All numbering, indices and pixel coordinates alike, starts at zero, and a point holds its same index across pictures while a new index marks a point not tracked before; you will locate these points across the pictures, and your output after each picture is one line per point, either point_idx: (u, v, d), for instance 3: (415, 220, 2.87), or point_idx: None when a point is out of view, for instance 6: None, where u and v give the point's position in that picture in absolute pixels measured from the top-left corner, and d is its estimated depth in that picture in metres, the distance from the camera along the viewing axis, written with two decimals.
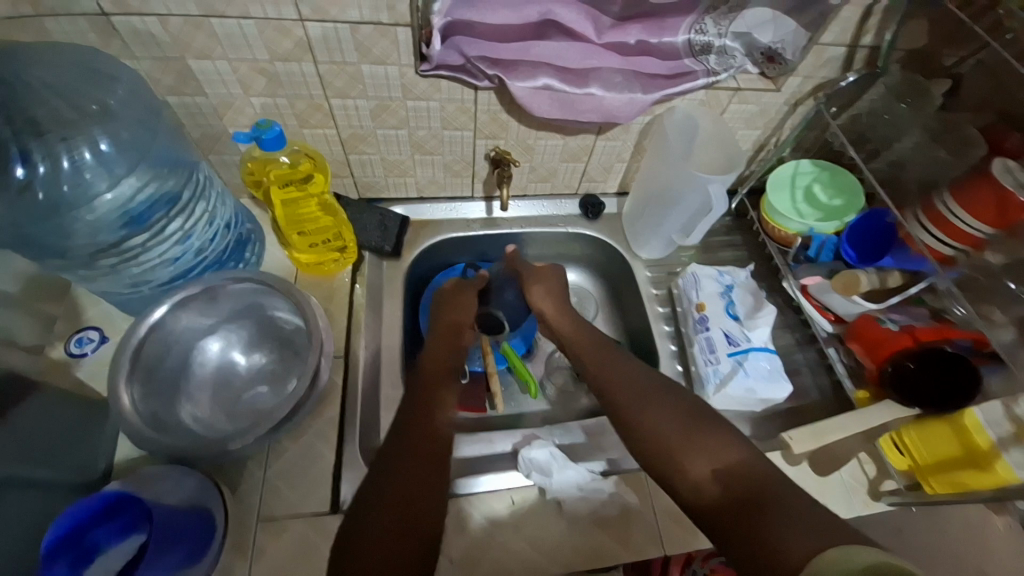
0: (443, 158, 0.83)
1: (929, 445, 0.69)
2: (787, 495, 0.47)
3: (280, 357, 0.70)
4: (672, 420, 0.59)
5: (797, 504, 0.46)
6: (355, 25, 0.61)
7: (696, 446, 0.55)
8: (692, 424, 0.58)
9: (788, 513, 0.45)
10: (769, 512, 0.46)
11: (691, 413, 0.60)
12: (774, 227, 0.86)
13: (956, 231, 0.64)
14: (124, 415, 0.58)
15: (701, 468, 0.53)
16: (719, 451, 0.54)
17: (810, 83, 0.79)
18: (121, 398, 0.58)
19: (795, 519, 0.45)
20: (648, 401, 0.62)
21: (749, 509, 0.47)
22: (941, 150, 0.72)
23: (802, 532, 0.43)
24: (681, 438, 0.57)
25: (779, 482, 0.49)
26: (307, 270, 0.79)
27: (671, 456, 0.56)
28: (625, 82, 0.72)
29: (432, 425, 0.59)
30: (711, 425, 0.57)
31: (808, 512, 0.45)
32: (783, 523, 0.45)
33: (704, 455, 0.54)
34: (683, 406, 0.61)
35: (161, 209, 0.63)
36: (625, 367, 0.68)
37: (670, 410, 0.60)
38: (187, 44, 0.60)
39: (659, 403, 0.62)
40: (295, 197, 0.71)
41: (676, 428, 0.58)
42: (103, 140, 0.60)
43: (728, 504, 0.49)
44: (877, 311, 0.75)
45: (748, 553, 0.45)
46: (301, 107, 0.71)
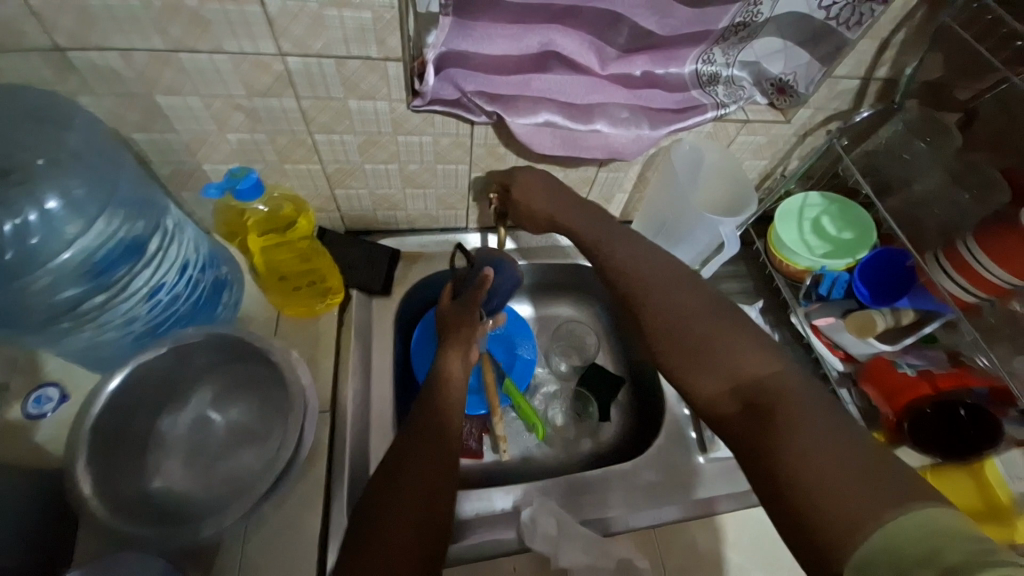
0: (436, 191, 0.78)
1: (951, 493, 0.66)
2: (808, 411, 0.43)
3: (259, 413, 0.64)
4: (688, 318, 0.55)
5: (820, 422, 0.42)
6: (341, 60, 0.57)
7: (713, 354, 0.51)
8: (714, 323, 0.53)
9: (811, 433, 0.41)
10: (788, 434, 0.42)
11: (716, 311, 0.55)
12: (781, 260, 0.81)
13: (983, 282, 0.61)
14: (88, 509, 0.51)
15: (714, 379, 0.50)
16: (735, 359, 0.50)
17: (820, 115, 0.76)
18: (83, 487, 0.52)
19: (820, 442, 0.40)
20: (666, 295, 0.58)
21: (763, 424, 0.44)
22: (961, 192, 0.68)
23: (827, 457, 0.39)
24: (699, 335, 0.53)
25: (799, 392, 0.45)
26: (290, 314, 0.73)
27: (682, 365, 0.53)
28: (632, 117, 0.68)
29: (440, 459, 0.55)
30: (732, 326, 0.53)
31: (837, 436, 0.40)
32: (802, 445, 0.40)
33: (719, 364, 0.50)
34: (702, 309, 0.55)
35: (126, 265, 0.56)
36: (637, 254, 0.63)
37: (686, 306, 0.56)
38: (154, 79, 0.55)
39: (674, 303, 0.57)
40: (276, 242, 0.69)
41: (690, 328, 0.54)
42: (51, 198, 0.51)
43: (746, 414, 0.46)
44: (890, 354, 0.73)
45: (759, 471, 0.42)
46: (282, 143, 0.66)
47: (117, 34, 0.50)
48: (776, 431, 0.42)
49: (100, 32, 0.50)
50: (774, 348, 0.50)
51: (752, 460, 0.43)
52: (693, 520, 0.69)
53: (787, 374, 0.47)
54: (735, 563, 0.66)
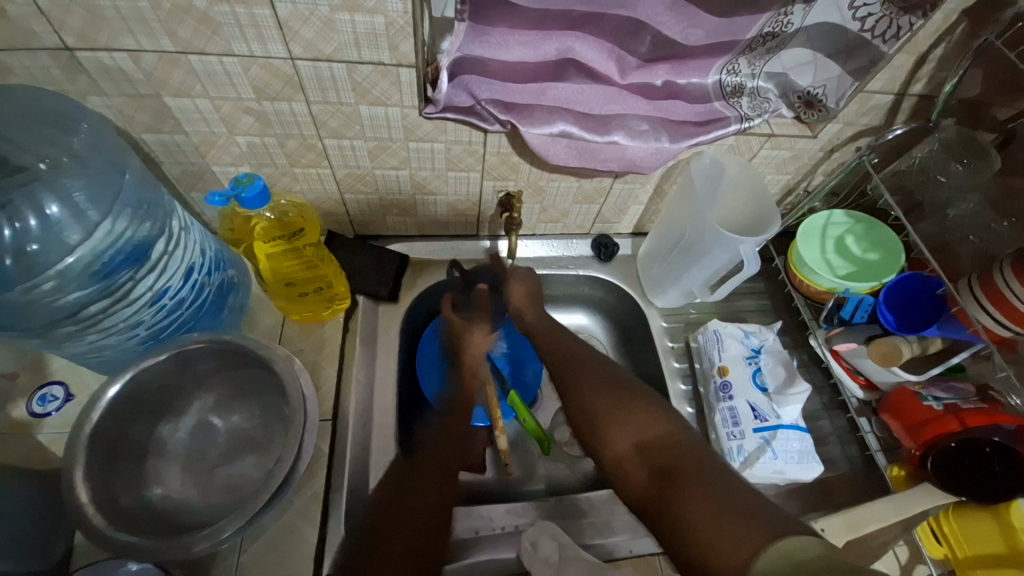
0: (447, 198, 0.76)
1: (971, 536, 0.63)
2: (705, 473, 0.46)
3: (260, 422, 0.64)
4: (597, 404, 0.58)
5: (715, 477, 0.45)
6: (353, 64, 0.55)
7: (622, 423, 0.55)
8: (620, 407, 0.56)
9: (706, 486, 0.44)
10: (689, 488, 0.45)
11: (622, 395, 0.58)
12: (802, 280, 0.78)
13: (1020, 316, 0.58)
14: (84, 516, 0.50)
15: (625, 443, 0.53)
16: (641, 425, 0.53)
17: (850, 130, 0.72)
18: (80, 494, 0.51)
19: (712, 495, 0.43)
20: (579, 386, 0.61)
21: (666, 481, 0.47)
22: (998, 221, 0.67)
23: (716, 509, 0.42)
24: (607, 421, 0.55)
25: (698, 458, 0.48)
26: (296, 319, 0.72)
27: (599, 435, 0.56)
28: (651, 129, 0.65)
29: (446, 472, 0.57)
30: (638, 397, 0.57)
31: (730, 489, 0.44)
32: (695, 496, 0.44)
33: (629, 431, 0.54)
34: (615, 384, 0.60)
35: (127, 270, 0.55)
36: (567, 347, 0.67)
37: (598, 392, 0.59)
38: (163, 80, 0.55)
39: (589, 379, 0.61)
40: (282, 249, 0.67)
41: (605, 413, 0.56)
42: (52, 203, 0.52)
43: (653, 491, 0.47)
44: (915, 384, 0.69)
45: (669, 539, 0.44)
46: (292, 146, 0.64)
47: (126, 36, 0.50)
48: (676, 488, 0.45)
49: (109, 33, 0.49)
50: (673, 420, 0.53)
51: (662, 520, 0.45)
52: None
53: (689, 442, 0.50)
54: None
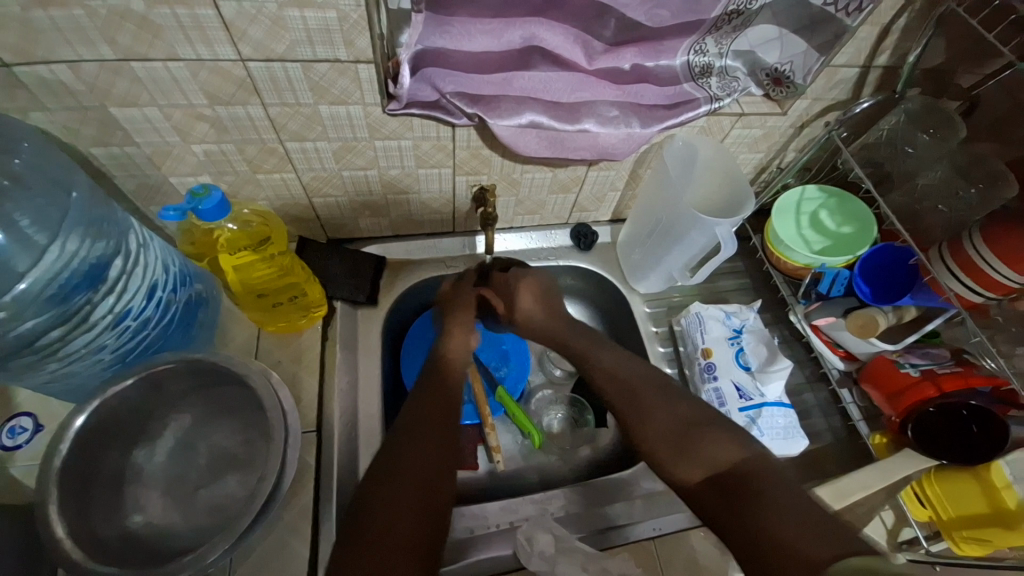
0: (419, 196, 0.75)
1: (954, 498, 0.65)
2: (779, 490, 0.48)
3: (244, 439, 0.62)
4: (658, 417, 0.59)
5: (792, 501, 0.47)
6: (308, 63, 0.53)
7: (692, 445, 0.55)
8: (680, 420, 0.58)
9: (788, 509, 0.46)
10: (768, 512, 0.46)
11: (683, 407, 0.59)
12: (779, 258, 0.79)
13: (991, 282, 0.59)
14: (62, 552, 0.48)
15: (696, 466, 0.54)
16: (712, 448, 0.54)
17: (819, 105, 0.73)
18: (55, 529, 0.49)
19: (795, 517, 0.45)
20: (633, 402, 0.62)
21: (744, 504, 0.48)
22: (969, 188, 0.67)
23: (803, 533, 0.44)
24: (670, 436, 0.57)
25: (766, 475, 0.50)
26: (273, 330, 0.70)
27: (666, 457, 0.56)
28: (621, 115, 0.64)
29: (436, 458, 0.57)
30: (704, 419, 0.57)
31: (807, 507, 0.46)
32: (778, 518, 0.46)
33: (700, 453, 0.54)
34: (682, 405, 0.60)
35: (84, 292, 0.53)
36: (611, 357, 0.67)
37: (656, 406, 0.60)
38: (106, 90, 0.52)
39: (651, 397, 0.61)
40: (251, 259, 0.64)
41: (667, 426, 0.58)
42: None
43: (724, 501, 0.50)
44: (894, 354, 0.70)
45: (741, 548, 0.46)
46: (252, 152, 0.62)
47: (61, 45, 0.47)
48: (757, 511, 0.47)
49: (43, 44, 0.46)
50: (738, 436, 0.55)
51: (743, 541, 0.46)
52: (696, 528, 0.67)
53: (757, 459, 0.52)
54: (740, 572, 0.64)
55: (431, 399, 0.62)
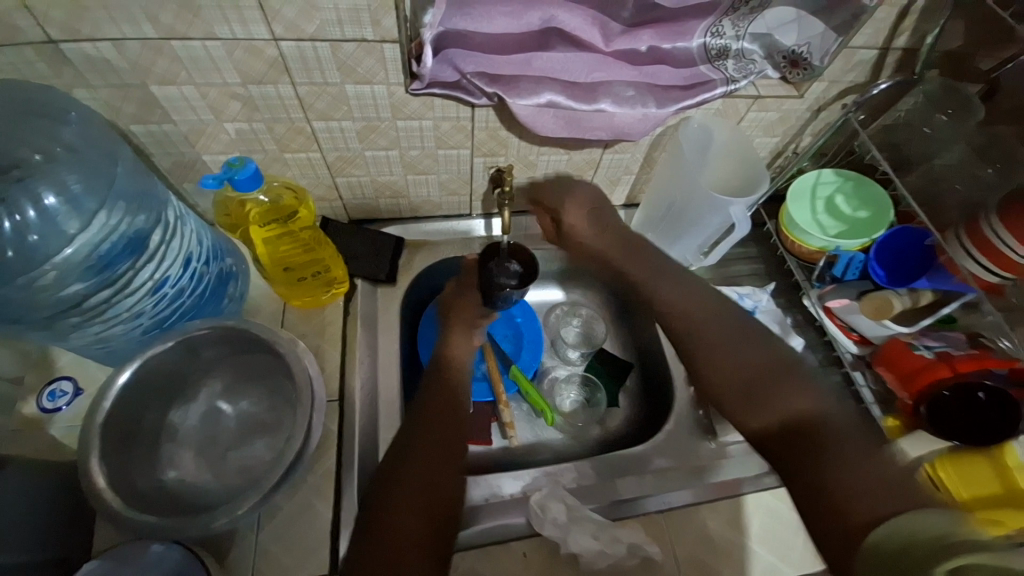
0: (438, 176, 0.77)
1: (968, 478, 0.61)
2: (850, 447, 0.49)
3: (269, 405, 0.65)
4: (738, 363, 0.60)
5: (857, 448, 0.49)
6: (336, 43, 0.55)
7: (767, 397, 0.56)
8: (759, 366, 0.58)
9: (857, 464, 0.48)
10: (829, 458, 0.49)
11: (775, 362, 0.58)
12: (793, 241, 0.79)
13: (1006, 263, 0.58)
14: (103, 501, 0.51)
15: (763, 412, 0.56)
16: (792, 397, 0.55)
17: (836, 88, 0.73)
18: (97, 479, 0.52)
19: (862, 475, 0.47)
20: (709, 342, 0.62)
21: (820, 444, 0.50)
22: (987, 167, 0.66)
23: (859, 471, 0.47)
24: (741, 383, 0.58)
25: (843, 435, 0.51)
26: (297, 304, 0.73)
27: (732, 403, 0.59)
28: (638, 95, 0.65)
29: (442, 454, 0.58)
30: (791, 377, 0.57)
31: (864, 465, 0.48)
32: (847, 470, 0.48)
33: (767, 404, 0.56)
34: (786, 364, 0.58)
35: (127, 259, 0.56)
36: (685, 299, 0.66)
37: (743, 353, 0.60)
38: (147, 68, 0.54)
39: (733, 354, 0.60)
40: (278, 233, 0.68)
41: (738, 370, 0.59)
42: (48, 193, 0.51)
43: (787, 441, 0.53)
44: (907, 336, 0.70)
45: (807, 496, 0.49)
46: (281, 131, 0.65)
47: (107, 24, 0.50)
48: (825, 469, 0.49)
49: (89, 22, 0.49)
50: (824, 395, 0.55)
51: (801, 484, 0.50)
52: (706, 503, 0.68)
53: (847, 421, 0.52)
54: (748, 545, 0.66)
55: (433, 394, 0.64)
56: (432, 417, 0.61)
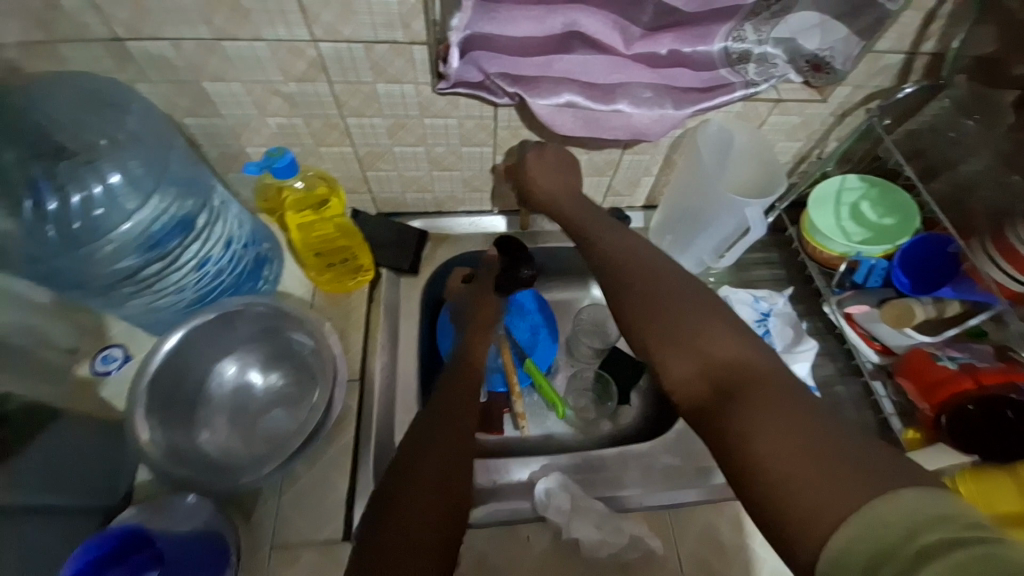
0: (462, 173, 0.80)
1: (989, 493, 0.58)
2: (780, 396, 0.38)
3: (296, 379, 0.70)
4: (667, 304, 0.49)
5: (792, 401, 0.38)
6: (370, 44, 0.59)
7: (693, 339, 0.45)
8: (690, 309, 0.48)
9: (782, 416, 0.37)
10: (752, 410, 0.38)
11: (705, 305, 0.48)
12: (815, 247, 0.78)
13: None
14: (144, 450, 0.58)
15: (688, 359, 0.45)
16: (722, 342, 0.45)
17: (861, 93, 0.72)
18: (141, 433, 0.58)
19: (789, 427, 0.36)
20: (640, 285, 0.53)
21: (749, 395, 0.39)
22: (1015, 175, 0.64)
23: (791, 429, 0.36)
24: (665, 327, 0.48)
25: (778, 384, 0.39)
26: (326, 289, 0.78)
27: (655, 349, 0.48)
28: (655, 97, 0.67)
29: (459, 436, 0.55)
30: (720, 321, 0.47)
31: (799, 417, 0.36)
32: (770, 425, 0.36)
33: (693, 349, 0.45)
34: (711, 306, 0.48)
35: (177, 236, 0.63)
36: (618, 247, 0.59)
37: (673, 297, 0.50)
38: (202, 66, 0.60)
39: (659, 298, 0.51)
40: (312, 219, 0.74)
41: (662, 312, 0.49)
42: (113, 173, 0.58)
43: (714, 393, 0.41)
44: (930, 346, 0.68)
45: (730, 460, 0.37)
46: (318, 126, 0.70)
47: (169, 25, 0.56)
48: (746, 419, 0.37)
49: (153, 23, 0.55)
50: (755, 342, 0.45)
51: (721, 443, 0.38)
52: (712, 503, 0.68)
53: (778, 368, 0.41)
54: (752, 547, 0.66)
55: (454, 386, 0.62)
56: (441, 410, 0.58)
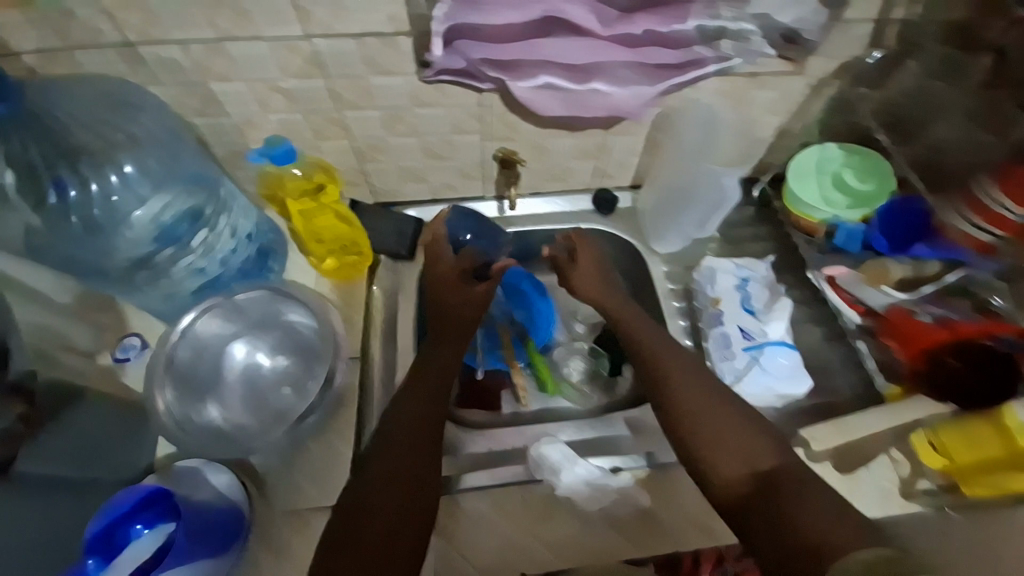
0: (454, 161, 0.84)
1: (970, 445, 0.62)
2: (796, 483, 0.49)
3: (301, 360, 0.73)
4: (703, 399, 0.58)
5: (817, 495, 0.47)
6: (360, 38, 0.63)
7: (725, 447, 0.54)
8: (718, 413, 0.57)
9: (817, 509, 0.46)
10: (790, 507, 0.47)
11: (722, 395, 0.59)
12: (798, 216, 0.80)
13: (997, 218, 0.64)
14: (159, 417, 0.65)
15: (730, 461, 0.53)
16: (753, 441, 0.54)
17: (837, 64, 0.73)
18: (156, 400, 0.66)
19: (814, 512, 0.46)
20: (678, 411, 0.58)
21: (785, 498, 0.48)
22: (985, 132, 0.67)
23: (832, 522, 0.44)
24: (708, 436, 0.55)
25: (802, 483, 0.49)
26: (329, 276, 0.81)
27: (701, 463, 0.54)
28: (634, 76, 0.70)
29: (427, 441, 0.60)
30: (740, 412, 0.57)
31: (821, 515, 0.45)
32: (805, 516, 0.45)
33: (733, 456, 0.53)
34: (734, 409, 0.57)
35: (185, 224, 0.70)
36: (653, 336, 0.66)
37: (708, 399, 0.58)
38: (207, 67, 0.65)
39: (687, 383, 0.60)
40: (311, 205, 0.77)
41: (696, 432, 0.56)
42: (129, 165, 0.67)
43: (760, 511, 0.48)
44: (911, 304, 0.71)
45: (774, 555, 0.45)
46: (316, 121, 0.74)
47: (176, 29, 0.60)
48: (792, 525, 0.45)
49: (162, 28, 0.60)
50: (781, 446, 0.54)
51: (771, 546, 0.45)
52: None
53: (794, 465, 0.51)
54: None
55: (413, 395, 0.64)
56: (398, 425, 0.61)
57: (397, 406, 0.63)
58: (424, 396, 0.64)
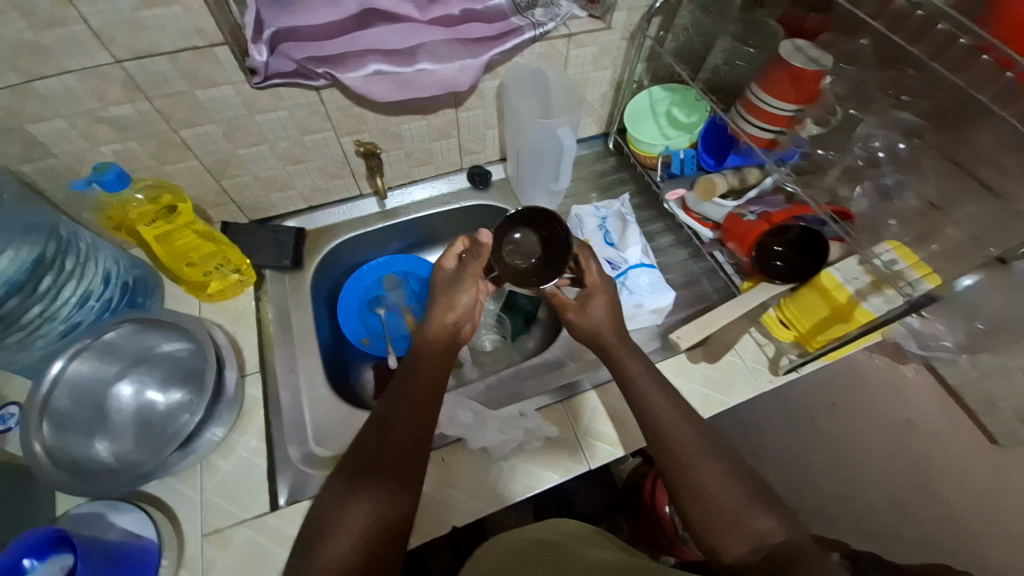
0: (316, 163, 0.86)
1: (804, 312, 0.72)
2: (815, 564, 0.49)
3: (190, 382, 0.74)
4: (717, 476, 0.58)
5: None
6: (172, 54, 0.63)
7: (739, 523, 0.54)
8: (733, 489, 0.57)
9: None
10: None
11: (738, 473, 0.58)
12: (641, 154, 0.91)
13: (775, 117, 0.73)
14: (36, 461, 0.61)
15: (742, 541, 0.54)
16: (765, 526, 0.54)
17: (636, 14, 0.81)
18: (31, 444, 0.62)
19: None
20: (690, 480, 0.58)
21: None
22: (745, 47, 0.80)
23: None
24: (727, 508, 0.55)
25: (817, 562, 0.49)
26: (212, 299, 0.82)
27: (714, 535, 0.55)
28: (451, 52, 0.75)
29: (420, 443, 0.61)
30: (754, 495, 0.57)
31: None
32: None
33: (743, 531, 0.54)
34: (744, 482, 0.58)
35: (28, 272, 0.68)
36: (662, 403, 0.65)
37: (722, 472, 0.58)
38: (18, 110, 0.63)
39: (705, 456, 0.59)
40: (166, 229, 0.74)
41: (708, 505, 0.56)
42: None
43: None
44: (738, 208, 0.81)
45: None
46: (154, 146, 0.73)
47: None
48: None
49: None
50: (787, 516, 0.55)
51: None
52: (597, 388, 0.78)
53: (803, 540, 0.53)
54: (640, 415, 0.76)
55: (417, 380, 0.66)
56: (401, 412, 0.62)
57: (401, 397, 0.64)
58: (427, 387, 0.66)
